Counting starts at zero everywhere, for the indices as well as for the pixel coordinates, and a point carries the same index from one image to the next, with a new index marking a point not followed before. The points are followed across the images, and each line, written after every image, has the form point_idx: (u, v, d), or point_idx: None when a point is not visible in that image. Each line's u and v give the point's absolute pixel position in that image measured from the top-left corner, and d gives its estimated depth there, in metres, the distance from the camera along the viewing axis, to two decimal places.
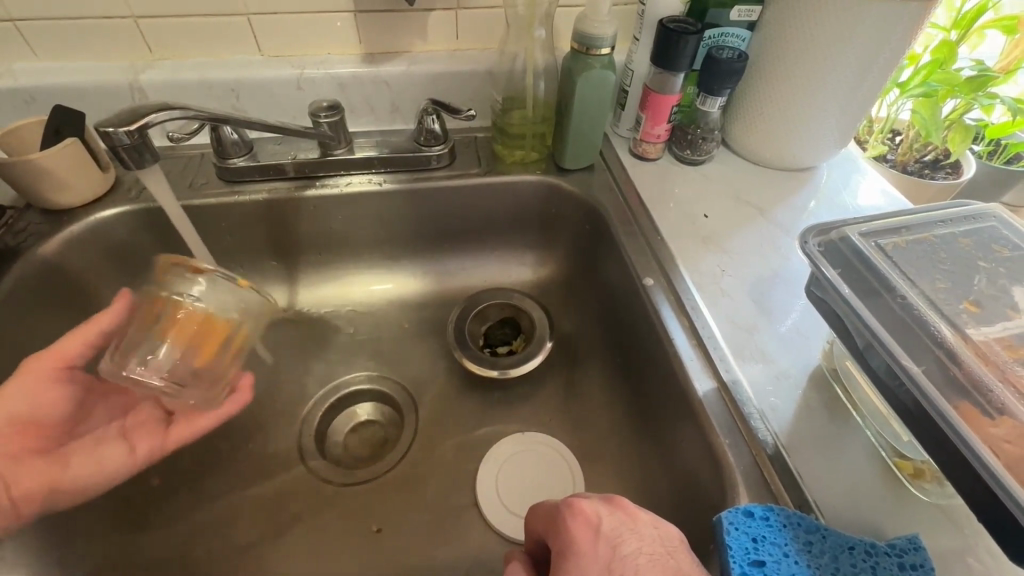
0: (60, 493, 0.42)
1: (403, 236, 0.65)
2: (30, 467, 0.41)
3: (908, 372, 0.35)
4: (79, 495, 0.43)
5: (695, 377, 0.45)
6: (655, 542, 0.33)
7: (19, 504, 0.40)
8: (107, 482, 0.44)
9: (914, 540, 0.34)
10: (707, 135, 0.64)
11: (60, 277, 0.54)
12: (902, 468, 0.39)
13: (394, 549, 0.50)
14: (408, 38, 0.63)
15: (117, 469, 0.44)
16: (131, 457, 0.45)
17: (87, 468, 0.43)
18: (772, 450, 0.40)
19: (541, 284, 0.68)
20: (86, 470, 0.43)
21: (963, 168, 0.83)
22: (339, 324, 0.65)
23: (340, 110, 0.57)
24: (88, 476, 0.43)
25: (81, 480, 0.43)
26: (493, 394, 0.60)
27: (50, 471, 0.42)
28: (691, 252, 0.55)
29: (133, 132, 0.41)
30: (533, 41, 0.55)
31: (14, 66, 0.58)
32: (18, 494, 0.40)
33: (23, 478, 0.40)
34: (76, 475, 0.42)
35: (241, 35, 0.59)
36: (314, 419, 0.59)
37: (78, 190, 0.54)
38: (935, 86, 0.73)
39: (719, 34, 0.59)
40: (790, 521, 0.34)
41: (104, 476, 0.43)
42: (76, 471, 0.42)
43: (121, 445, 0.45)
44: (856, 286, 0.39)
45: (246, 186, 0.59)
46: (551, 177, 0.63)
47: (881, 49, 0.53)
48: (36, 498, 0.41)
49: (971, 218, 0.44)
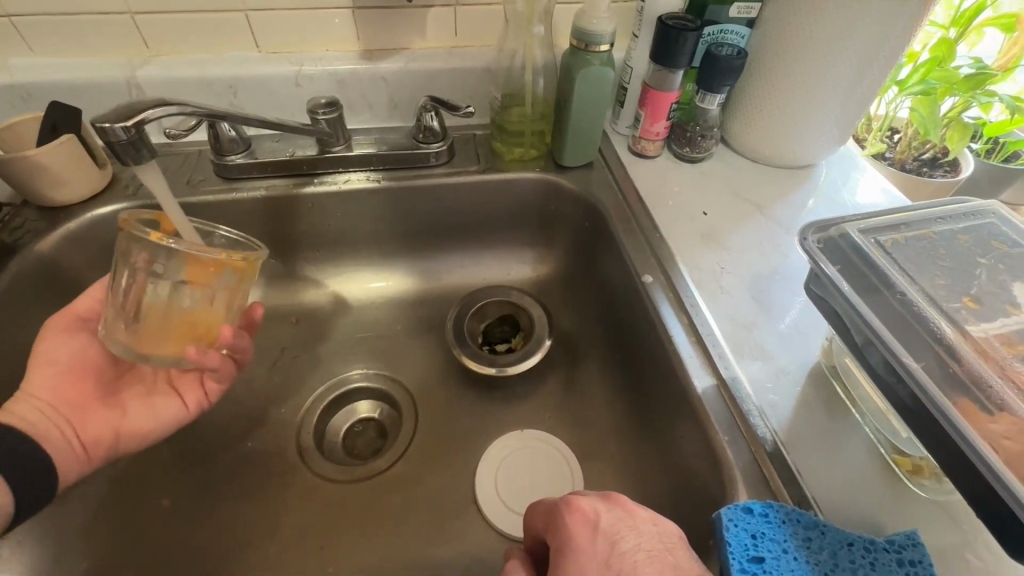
0: (124, 442, 0.43)
1: (402, 234, 0.65)
2: (92, 415, 0.42)
3: (908, 369, 0.35)
4: (137, 442, 0.44)
5: (695, 374, 0.45)
6: (654, 538, 0.33)
7: (87, 451, 0.41)
8: (164, 431, 0.45)
9: (913, 535, 0.34)
10: (707, 132, 0.64)
11: (58, 274, 0.53)
12: (901, 464, 0.39)
13: (394, 546, 0.50)
14: (406, 35, 0.63)
15: (171, 419, 0.45)
16: (183, 411, 0.46)
17: (144, 418, 0.44)
18: (772, 446, 0.40)
19: (540, 282, 0.68)
20: (144, 420, 0.44)
21: (961, 166, 0.83)
22: (337, 322, 0.65)
23: (338, 107, 0.57)
24: (147, 426, 0.44)
25: (139, 429, 0.44)
26: (492, 392, 0.60)
27: (110, 421, 0.43)
28: (690, 249, 0.55)
29: (129, 128, 0.40)
30: (532, 38, 0.55)
31: (10, 61, 0.57)
32: (86, 439, 0.41)
33: (88, 424, 0.42)
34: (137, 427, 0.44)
35: (238, 31, 0.59)
36: (313, 417, 0.59)
37: (75, 186, 0.54)
38: (934, 84, 0.73)
39: (719, 31, 0.58)
40: (789, 518, 0.34)
41: (161, 427, 0.45)
42: (135, 422, 0.44)
43: (172, 396, 0.46)
44: (856, 282, 0.39)
45: (244, 182, 0.59)
46: (551, 174, 0.63)
47: (881, 47, 0.53)
48: (103, 442, 0.42)
49: (970, 215, 0.44)
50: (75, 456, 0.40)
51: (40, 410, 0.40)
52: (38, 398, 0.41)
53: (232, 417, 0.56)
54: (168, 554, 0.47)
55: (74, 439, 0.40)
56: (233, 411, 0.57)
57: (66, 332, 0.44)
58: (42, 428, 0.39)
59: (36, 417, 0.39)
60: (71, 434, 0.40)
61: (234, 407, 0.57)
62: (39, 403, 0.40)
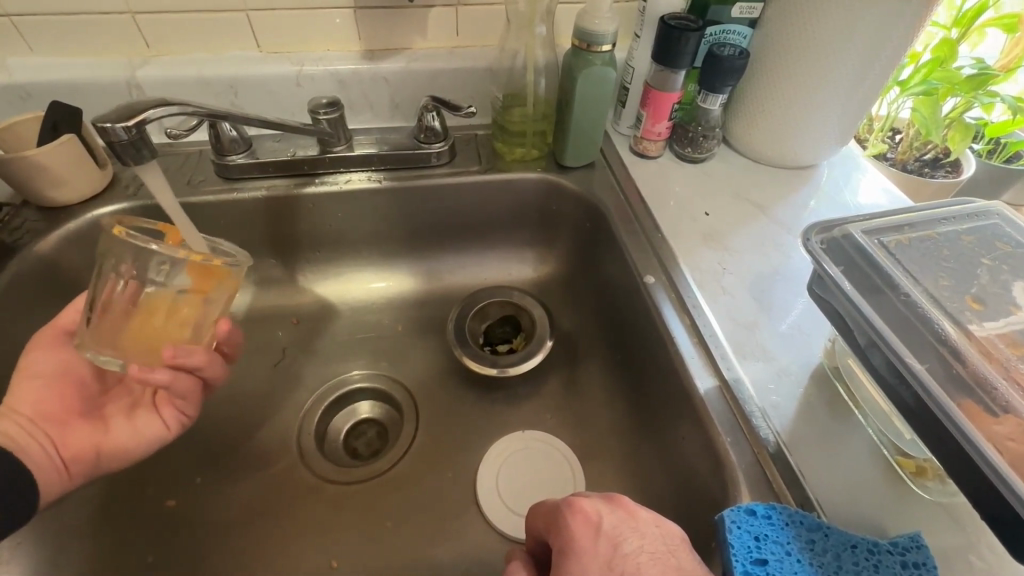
0: (106, 461, 0.42)
1: (402, 234, 0.65)
2: (74, 430, 0.42)
3: (912, 370, 0.35)
4: (119, 460, 0.43)
5: (696, 375, 0.45)
6: (656, 540, 0.33)
7: (68, 468, 0.40)
8: (146, 449, 0.44)
9: (916, 537, 0.34)
10: (708, 133, 0.63)
11: (57, 274, 0.53)
12: (904, 466, 0.39)
13: (394, 547, 0.49)
14: (407, 35, 0.62)
15: (150, 438, 0.44)
16: (161, 428, 0.44)
17: (124, 436, 0.43)
18: (774, 448, 0.40)
19: (541, 282, 0.68)
20: (125, 438, 0.43)
21: (963, 166, 0.83)
22: (338, 322, 0.65)
23: (339, 107, 0.57)
24: (125, 443, 0.43)
25: (119, 448, 0.43)
26: (493, 393, 0.60)
27: (93, 438, 0.42)
28: (692, 249, 0.55)
29: (130, 128, 0.40)
30: (533, 38, 0.55)
31: (9, 61, 0.57)
32: (67, 454, 0.41)
33: (69, 438, 0.41)
34: (118, 445, 0.43)
35: (239, 30, 0.59)
36: (313, 417, 0.58)
37: (75, 186, 0.54)
38: (935, 85, 0.73)
39: (720, 31, 0.58)
40: (792, 520, 0.34)
41: (142, 446, 0.44)
42: (114, 440, 0.43)
43: (152, 411, 0.45)
44: (859, 283, 0.39)
45: (245, 182, 0.59)
46: (552, 174, 0.63)
47: (882, 47, 0.52)
48: (86, 459, 0.41)
49: (974, 215, 0.43)
50: (56, 470, 0.40)
51: (21, 424, 0.40)
52: (20, 414, 0.40)
53: (232, 418, 0.56)
54: (167, 556, 0.47)
55: (55, 454, 0.40)
56: (232, 412, 0.57)
57: (50, 347, 0.44)
58: (22, 443, 0.39)
59: (17, 433, 0.39)
60: (52, 448, 0.40)
61: (234, 408, 0.57)
62: (20, 418, 0.40)
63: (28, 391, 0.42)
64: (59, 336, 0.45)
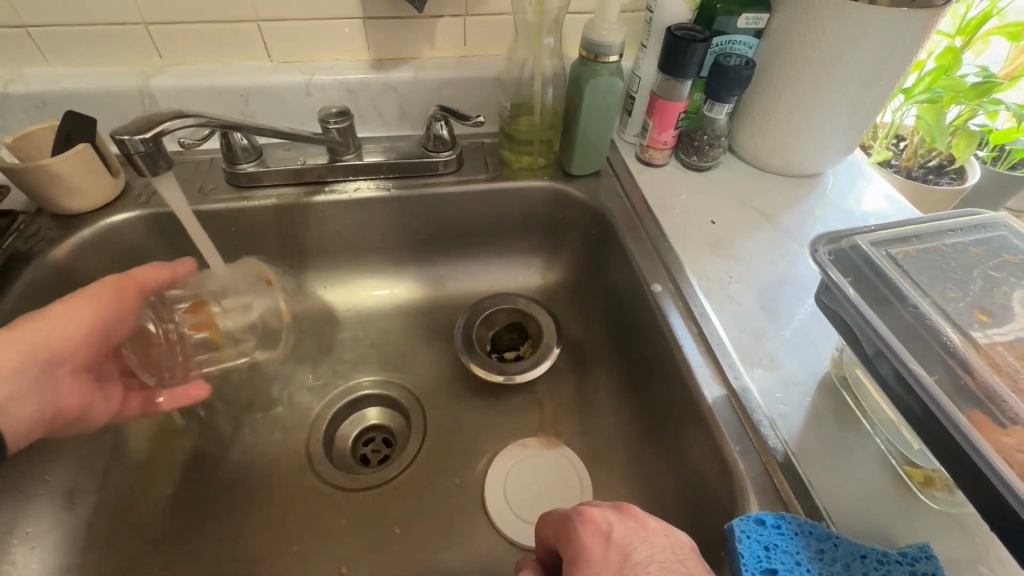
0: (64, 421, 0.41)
1: (411, 241, 0.65)
2: (72, 387, 0.41)
3: (920, 380, 0.35)
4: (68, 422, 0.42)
5: (704, 384, 0.45)
6: (666, 550, 0.33)
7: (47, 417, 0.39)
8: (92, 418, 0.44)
9: (926, 548, 0.34)
10: (714, 141, 0.64)
11: (71, 280, 0.54)
12: (913, 476, 0.39)
13: (404, 555, 0.50)
14: (415, 45, 0.63)
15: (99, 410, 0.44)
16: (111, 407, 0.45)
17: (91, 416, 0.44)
18: (783, 457, 0.41)
19: (548, 289, 0.68)
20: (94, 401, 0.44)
21: (968, 173, 0.83)
22: (346, 328, 0.65)
23: (349, 116, 0.58)
24: (92, 419, 0.44)
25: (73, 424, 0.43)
26: (500, 400, 0.60)
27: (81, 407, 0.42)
28: (700, 258, 0.56)
29: (148, 140, 0.41)
30: (542, 48, 0.56)
31: (25, 70, 0.58)
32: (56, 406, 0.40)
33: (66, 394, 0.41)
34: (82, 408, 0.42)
35: (251, 41, 0.60)
36: (322, 424, 0.59)
37: (88, 194, 0.54)
38: (939, 92, 0.74)
39: (726, 41, 0.59)
40: (802, 529, 0.34)
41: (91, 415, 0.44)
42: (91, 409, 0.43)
43: (121, 393, 0.47)
44: (866, 293, 0.40)
45: (255, 191, 0.59)
46: (559, 182, 0.63)
47: (887, 57, 0.53)
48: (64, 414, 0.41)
49: (981, 227, 0.44)
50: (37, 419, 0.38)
51: (30, 360, 0.38)
52: (50, 347, 0.40)
53: (241, 424, 0.57)
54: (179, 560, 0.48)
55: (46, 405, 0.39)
56: (241, 417, 0.57)
57: (115, 295, 0.44)
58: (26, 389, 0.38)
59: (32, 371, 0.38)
60: (49, 398, 0.39)
61: (245, 413, 0.57)
62: (43, 345, 0.39)
63: (64, 322, 0.41)
64: (131, 285, 0.45)
